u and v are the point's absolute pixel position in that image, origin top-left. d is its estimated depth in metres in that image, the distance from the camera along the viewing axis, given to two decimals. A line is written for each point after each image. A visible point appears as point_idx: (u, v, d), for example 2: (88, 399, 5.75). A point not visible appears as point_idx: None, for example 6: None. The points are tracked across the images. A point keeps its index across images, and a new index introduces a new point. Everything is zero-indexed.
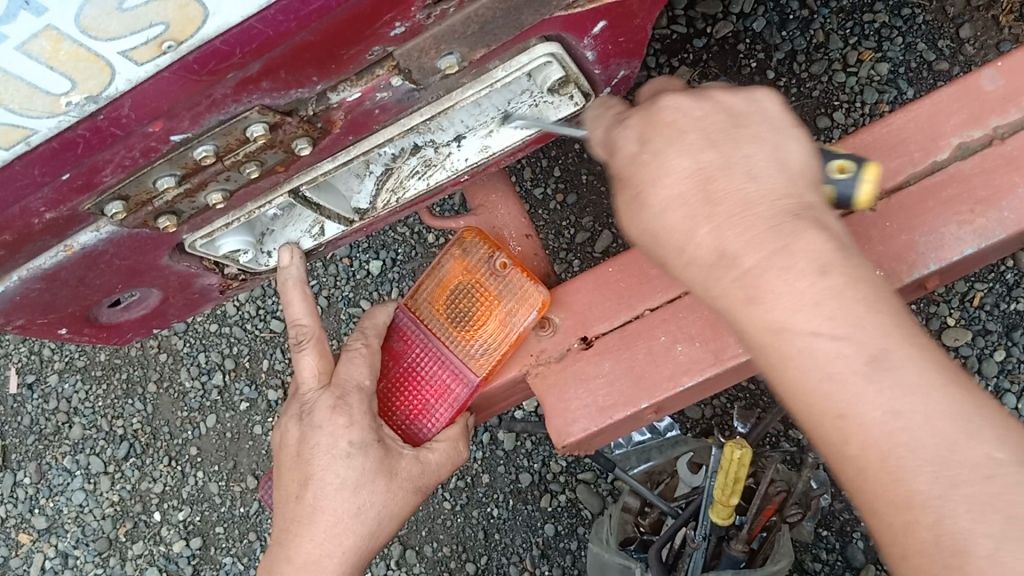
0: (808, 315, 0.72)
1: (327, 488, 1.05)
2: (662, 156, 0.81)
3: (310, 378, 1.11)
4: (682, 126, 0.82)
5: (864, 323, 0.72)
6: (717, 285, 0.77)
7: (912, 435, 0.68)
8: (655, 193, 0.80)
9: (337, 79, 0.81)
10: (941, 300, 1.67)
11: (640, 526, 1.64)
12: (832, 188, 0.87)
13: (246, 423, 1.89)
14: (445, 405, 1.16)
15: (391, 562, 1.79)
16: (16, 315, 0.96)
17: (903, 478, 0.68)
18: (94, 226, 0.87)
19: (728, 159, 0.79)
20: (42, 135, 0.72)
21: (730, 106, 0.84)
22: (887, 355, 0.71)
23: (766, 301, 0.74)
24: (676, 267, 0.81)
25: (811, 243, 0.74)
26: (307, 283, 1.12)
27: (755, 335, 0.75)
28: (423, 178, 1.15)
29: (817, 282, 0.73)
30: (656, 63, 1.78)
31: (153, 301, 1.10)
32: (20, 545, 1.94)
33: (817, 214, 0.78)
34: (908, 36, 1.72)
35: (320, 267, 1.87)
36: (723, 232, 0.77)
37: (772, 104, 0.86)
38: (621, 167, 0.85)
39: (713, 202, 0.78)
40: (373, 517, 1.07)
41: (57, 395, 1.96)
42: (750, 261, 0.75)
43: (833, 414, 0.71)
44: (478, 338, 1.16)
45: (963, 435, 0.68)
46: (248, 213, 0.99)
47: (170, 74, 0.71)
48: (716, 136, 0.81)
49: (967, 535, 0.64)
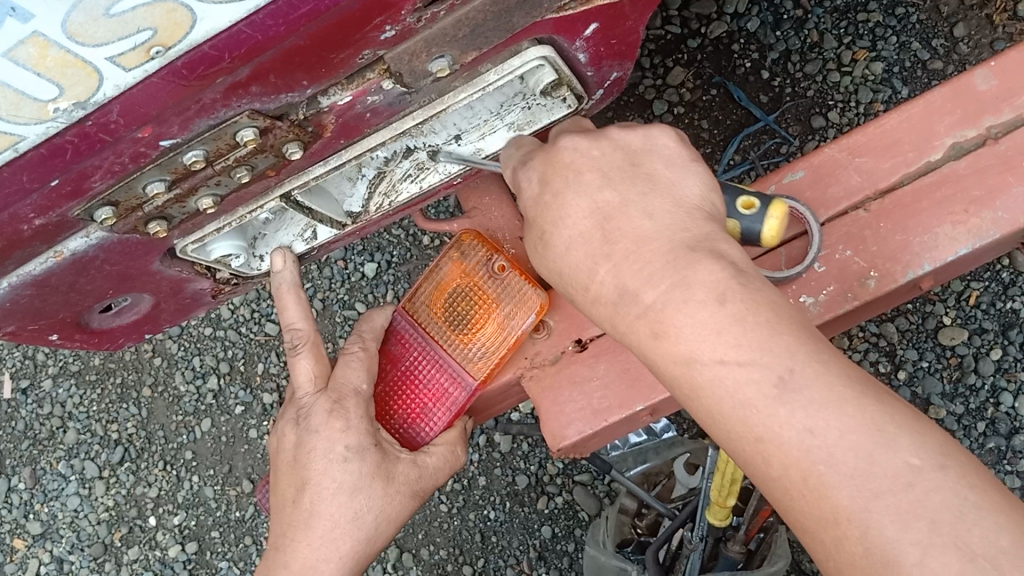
0: (713, 343, 0.73)
1: (323, 494, 1.04)
2: (563, 197, 0.87)
3: (306, 382, 1.10)
4: (578, 169, 0.88)
5: (771, 346, 0.72)
6: (626, 322, 0.81)
7: (830, 451, 0.67)
8: (559, 234, 0.87)
9: (327, 83, 0.80)
10: (937, 299, 1.67)
11: (638, 527, 1.65)
12: (737, 223, 0.92)
13: (242, 427, 1.88)
14: (443, 409, 1.15)
15: (388, 565, 1.78)
16: (6, 322, 0.95)
17: (826, 493, 0.66)
18: (83, 232, 0.86)
19: (625, 199, 0.85)
20: (31, 142, 0.72)
21: (628, 144, 0.89)
22: (793, 377, 0.70)
23: (670, 336, 0.76)
24: (585, 304, 0.86)
25: (708, 273, 0.76)
26: (302, 289, 1.11)
27: (665, 369, 0.77)
28: (415, 182, 1.15)
29: (718, 310, 0.74)
30: (650, 63, 1.78)
31: (145, 307, 1.09)
32: (14, 551, 1.93)
33: (714, 243, 0.81)
34: (902, 34, 1.72)
35: (315, 270, 1.87)
36: (625, 270, 0.81)
37: (669, 140, 0.91)
38: (529, 212, 0.91)
39: (611, 241, 0.83)
40: (369, 522, 1.06)
41: (51, 400, 1.95)
42: (650, 297, 0.78)
43: (752, 438, 0.71)
44: (476, 342, 1.15)
45: (877, 443, 0.66)
46: (239, 217, 0.98)
47: (159, 79, 0.70)
48: (615, 176, 0.87)
49: (895, 545, 0.63)
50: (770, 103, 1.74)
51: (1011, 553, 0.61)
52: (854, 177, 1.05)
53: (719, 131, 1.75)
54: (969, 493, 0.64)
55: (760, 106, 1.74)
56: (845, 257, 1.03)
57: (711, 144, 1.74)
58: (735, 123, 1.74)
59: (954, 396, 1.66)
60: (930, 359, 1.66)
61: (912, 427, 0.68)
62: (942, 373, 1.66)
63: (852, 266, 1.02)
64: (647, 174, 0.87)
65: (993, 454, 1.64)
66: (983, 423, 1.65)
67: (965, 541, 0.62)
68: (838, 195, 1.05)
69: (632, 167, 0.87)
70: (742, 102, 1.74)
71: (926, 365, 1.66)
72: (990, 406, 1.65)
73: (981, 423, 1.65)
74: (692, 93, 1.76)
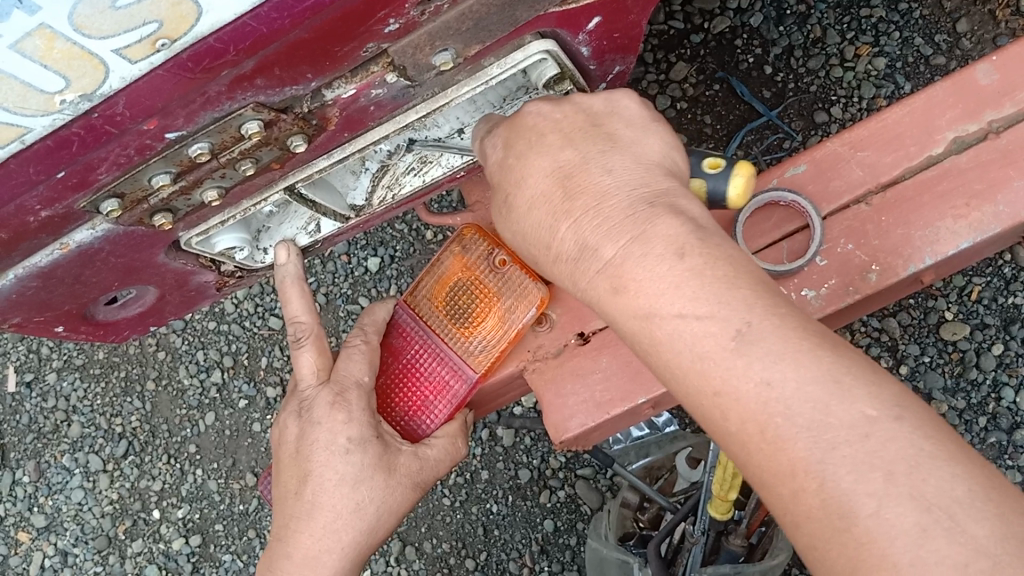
0: (671, 297, 0.73)
1: (326, 484, 1.05)
2: (526, 160, 0.86)
3: (309, 374, 1.11)
4: (540, 131, 0.87)
5: (727, 300, 0.71)
6: (587, 278, 0.81)
7: (786, 402, 0.67)
8: (521, 197, 0.86)
9: (331, 76, 0.81)
10: (939, 294, 1.68)
11: (640, 521, 1.66)
12: (703, 183, 0.91)
13: (245, 421, 1.89)
14: (444, 402, 1.16)
15: (391, 558, 1.79)
16: (12, 314, 0.96)
17: (783, 446, 0.67)
18: (89, 224, 0.87)
19: (586, 156, 0.84)
20: (37, 134, 0.72)
21: (589, 107, 0.88)
22: (751, 329, 0.70)
23: (630, 290, 0.76)
24: (549, 261, 0.86)
25: (666, 228, 0.77)
26: (305, 280, 1.12)
27: (624, 321, 0.77)
28: (419, 175, 1.17)
29: (677, 264, 0.74)
30: (653, 59, 1.78)
31: (149, 299, 1.10)
32: (18, 543, 1.94)
33: (675, 198, 0.81)
34: (905, 30, 1.73)
35: (319, 265, 1.88)
36: (585, 226, 0.81)
37: (631, 104, 0.89)
38: (494, 175, 0.91)
39: (574, 198, 0.82)
40: (372, 512, 1.07)
41: (55, 394, 1.96)
42: (610, 252, 0.78)
43: (710, 392, 0.71)
44: (477, 334, 1.15)
45: (834, 397, 0.66)
46: (243, 210, 0.99)
47: (164, 72, 0.71)
48: (575, 136, 0.86)
49: (851, 496, 0.63)
50: (773, 98, 1.74)
51: (965, 503, 0.61)
52: (856, 171, 1.05)
53: (721, 126, 1.75)
54: (924, 443, 0.64)
55: (763, 102, 1.74)
56: (846, 251, 1.03)
57: (714, 140, 1.75)
58: (737, 118, 1.74)
59: (955, 391, 1.66)
60: (932, 354, 1.67)
61: (869, 379, 0.68)
62: (944, 368, 1.67)
63: (853, 261, 1.03)
64: (609, 133, 0.86)
65: (994, 449, 1.64)
66: (984, 418, 1.65)
67: (920, 490, 0.62)
68: (839, 189, 1.05)
69: (593, 129, 0.86)
70: (745, 97, 1.74)
71: (928, 360, 1.67)
72: (991, 401, 1.65)
73: (983, 418, 1.65)
74: (695, 88, 1.76)
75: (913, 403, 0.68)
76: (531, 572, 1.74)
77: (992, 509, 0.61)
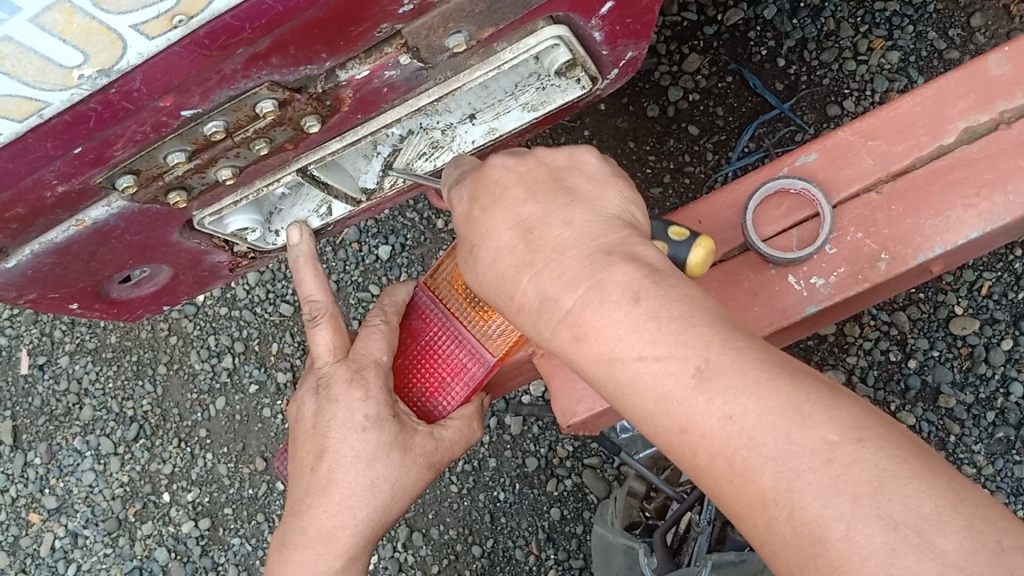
0: (631, 341, 0.72)
1: (341, 460, 1.07)
2: (488, 213, 0.84)
3: (326, 352, 1.12)
4: (504, 184, 0.85)
5: (686, 340, 0.70)
6: (549, 329, 0.78)
7: (751, 434, 0.65)
8: (484, 249, 0.84)
9: (345, 57, 0.81)
10: (948, 288, 1.68)
11: (647, 510, 1.67)
12: (665, 246, 0.91)
13: (256, 406, 1.90)
14: (461, 384, 1.15)
15: (398, 544, 1.79)
16: (28, 290, 0.97)
17: (752, 477, 0.65)
18: (105, 201, 0.88)
19: (546, 209, 0.82)
20: (56, 108, 0.73)
21: (551, 160, 0.87)
22: (709, 366, 0.68)
23: (591, 337, 0.74)
24: (512, 313, 0.83)
25: (622, 274, 0.74)
26: (319, 260, 1.13)
27: (589, 368, 0.75)
28: (430, 161, 1.16)
29: (633, 309, 0.72)
30: (666, 50, 1.78)
31: (163, 278, 1.11)
32: (29, 524, 1.96)
33: (632, 246, 0.78)
34: (919, 24, 1.72)
35: (331, 251, 1.88)
36: (545, 277, 0.78)
37: (592, 156, 0.88)
38: (459, 228, 0.88)
39: (534, 250, 0.80)
40: (386, 491, 1.09)
41: (67, 376, 1.97)
42: (570, 302, 0.76)
43: (678, 429, 0.69)
44: (495, 318, 1.13)
45: (794, 425, 0.64)
46: (256, 190, 1.00)
47: (180, 49, 0.71)
48: (537, 187, 0.84)
49: (820, 522, 0.61)
50: (786, 91, 1.74)
51: (933, 519, 0.59)
52: (867, 159, 1.05)
53: (734, 118, 1.75)
54: (888, 463, 0.61)
55: (776, 94, 1.74)
56: (856, 240, 1.04)
57: (726, 132, 1.75)
58: (750, 110, 1.75)
59: (964, 385, 1.66)
60: (941, 348, 1.67)
61: (829, 403, 0.65)
62: (953, 362, 1.67)
63: (863, 249, 1.03)
64: (570, 187, 0.84)
65: (1002, 444, 1.64)
66: (992, 413, 1.65)
67: (887, 510, 0.59)
68: (851, 177, 1.05)
69: (556, 181, 0.84)
70: (758, 90, 1.74)
71: (937, 354, 1.67)
72: (1000, 396, 1.65)
73: (991, 413, 1.65)
74: (708, 80, 1.76)
75: (874, 422, 0.65)
76: (537, 559, 1.75)
77: (962, 522, 0.59)
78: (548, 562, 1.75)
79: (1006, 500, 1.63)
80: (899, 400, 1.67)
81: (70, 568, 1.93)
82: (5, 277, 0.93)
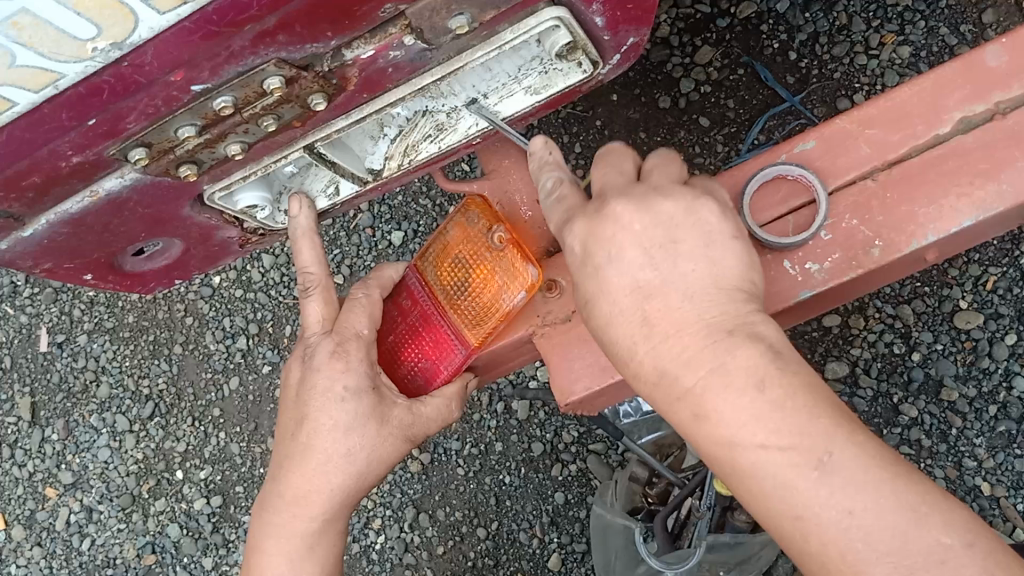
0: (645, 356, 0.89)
1: (310, 427, 1.11)
2: (602, 275, 0.90)
3: (315, 323, 1.16)
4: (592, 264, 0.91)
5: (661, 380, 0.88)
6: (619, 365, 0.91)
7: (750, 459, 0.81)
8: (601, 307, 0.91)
9: (350, 36, 0.84)
10: (954, 283, 1.68)
11: (649, 496, 1.65)
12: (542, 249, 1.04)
13: (268, 387, 1.92)
14: (424, 346, 1.21)
15: (405, 525, 1.83)
16: (43, 259, 1.01)
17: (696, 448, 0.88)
18: (118, 172, 0.91)
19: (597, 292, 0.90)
20: (70, 80, 0.77)
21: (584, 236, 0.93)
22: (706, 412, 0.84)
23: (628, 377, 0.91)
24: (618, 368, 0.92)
25: None
26: (317, 232, 1.16)
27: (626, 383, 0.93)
28: (435, 142, 1.19)
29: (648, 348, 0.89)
30: (679, 42, 1.80)
31: (175, 252, 1.15)
32: (46, 499, 2.00)
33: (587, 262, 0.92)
34: (931, 20, 1.73)
35: (345, 237, 1.92)
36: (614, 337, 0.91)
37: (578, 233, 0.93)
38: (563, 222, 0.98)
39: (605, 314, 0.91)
40: (360, 459, 1.12)
41: (85, 354, 2.01)
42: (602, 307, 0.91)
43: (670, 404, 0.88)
44: (461, 293, 1.17)
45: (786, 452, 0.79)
46: (264, 166, 1.03)
47: (190, 24, 0.74)
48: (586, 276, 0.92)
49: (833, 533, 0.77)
50: (796, 84, 1.75)
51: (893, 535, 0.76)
52: (863, 148, 1.07)
53: (745, 110, 1.76)
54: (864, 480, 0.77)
55: (786, 87, 1.75)
56: (851, 226, 1.05)
57: (736, 124, 1.76)
58: (760, 103, 1.76)
59: (967, 378, 1.67)
60: (945, 341, 1.68)
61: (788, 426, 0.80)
62: (956, 355, 1.68)
63: (858, 235, 1.05)
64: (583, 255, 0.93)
65: (1003, 437, 1.65)
66: (994, 407, 1.66)
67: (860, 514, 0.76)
68: (847, 165, 1.07)
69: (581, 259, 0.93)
70: (768, 82, 1.76)
71: (941, 347, 1.68)
72: (1002, 390, 1.66)
73: (993, 407, 1.66)
74: (719, 72, 1.78)
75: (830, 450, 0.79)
76: (541, 542, 1.77)
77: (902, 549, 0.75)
78: (551, 546, 1.77)
79: (1006, 493, 1.64)
80: (902, 392, 1.68)
81: (85, 542, 1.98)
82: (22, 246, 0.97)
